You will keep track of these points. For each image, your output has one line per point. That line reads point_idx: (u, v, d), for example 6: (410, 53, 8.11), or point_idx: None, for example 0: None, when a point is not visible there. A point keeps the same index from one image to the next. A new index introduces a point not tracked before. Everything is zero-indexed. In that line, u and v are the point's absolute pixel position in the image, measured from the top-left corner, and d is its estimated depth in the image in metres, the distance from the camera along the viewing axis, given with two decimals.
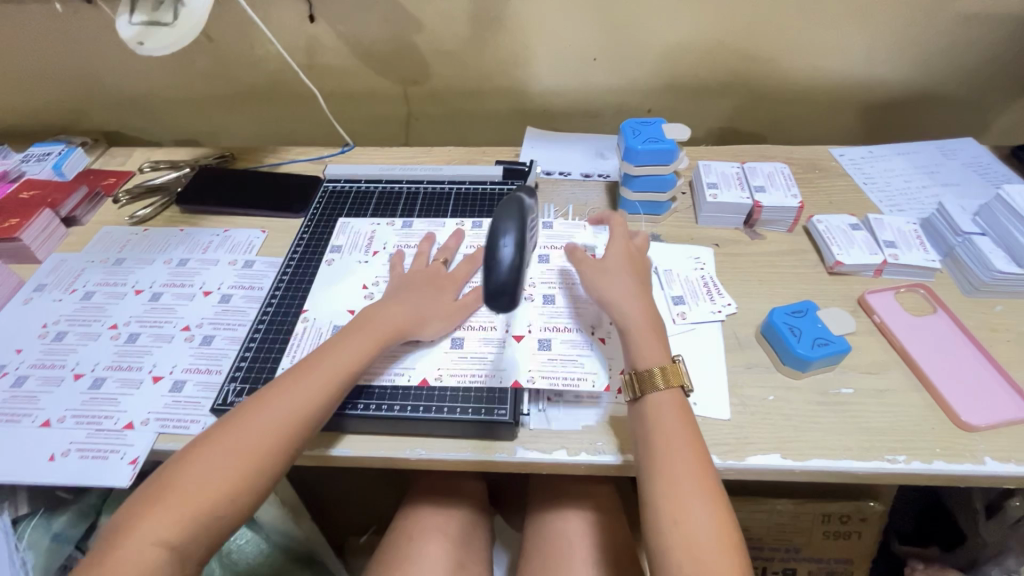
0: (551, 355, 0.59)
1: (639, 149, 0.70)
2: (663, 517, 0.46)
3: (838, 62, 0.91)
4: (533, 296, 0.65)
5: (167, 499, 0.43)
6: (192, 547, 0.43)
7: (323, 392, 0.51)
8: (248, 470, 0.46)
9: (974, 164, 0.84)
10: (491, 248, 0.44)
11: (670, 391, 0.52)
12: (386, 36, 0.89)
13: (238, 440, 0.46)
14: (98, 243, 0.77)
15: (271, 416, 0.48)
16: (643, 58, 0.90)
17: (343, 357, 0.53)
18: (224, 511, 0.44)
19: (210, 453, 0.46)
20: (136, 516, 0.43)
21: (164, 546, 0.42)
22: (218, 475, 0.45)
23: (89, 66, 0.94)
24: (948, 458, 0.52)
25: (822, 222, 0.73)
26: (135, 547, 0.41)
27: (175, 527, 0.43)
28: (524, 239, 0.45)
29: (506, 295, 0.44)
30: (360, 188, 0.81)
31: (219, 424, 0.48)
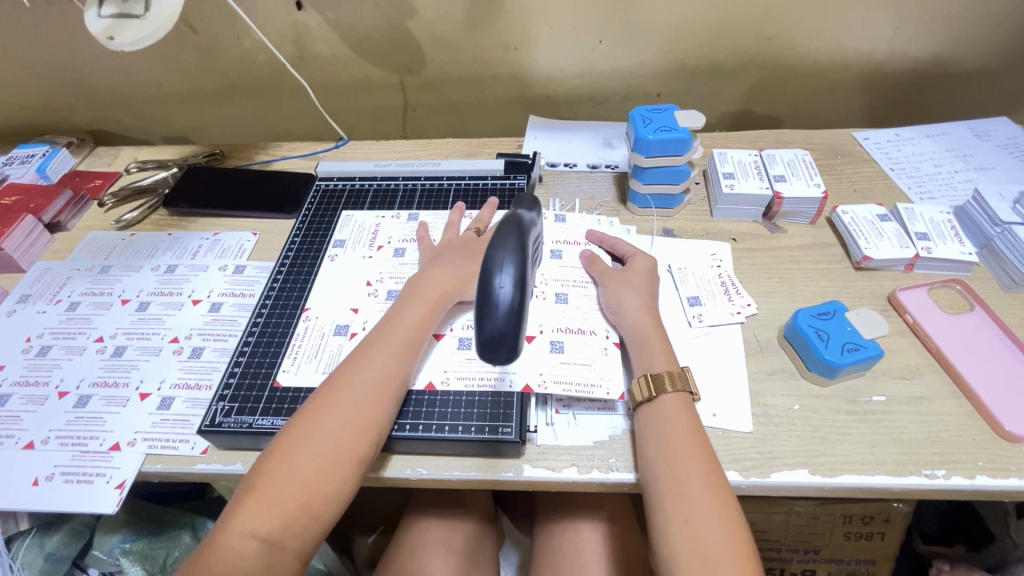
0: (564, 359, 0.55)
1: (649, 139, 0.65)
2: (673, 521, 0.43)
3: (863, 38, 0.85)
4: (545, 295, 0.61)
5: (260, 491, 0.43)
6: (290, 540, 0.42)
7: (391, 373, 0.50)
8: (334, 456, 0.45)
9: (1010, 145, 0.78)
10: (486, 291, 0.39)
11: (676, 395, 0.50)
12: (378, 23, 0.84)
13: (318, 428, 0.46)
14: (83, 250, 0.74)
15: (344, 402, 0.47)
16: (652, 39, 0.85)
17: (401, 337, 0.52)
18: (317, 500, 0.43)
19: (293, 444, 0.45)
20: (229, 513, 0.42)
21: (260, 540, 0.41)
22: (305, 464, 0.44)
23: (70, 62, 0.90)
24: (991, 473, 0.48)
25: (847, 213, 0.68)
26: (232, 543, 0.41)
27: (269, 521, 0.42)
28: (522, 278, 0.40)
29: (504, 346, 0.38)
30: (355, 186, 0.76)
31: (295, 416, 0.48)
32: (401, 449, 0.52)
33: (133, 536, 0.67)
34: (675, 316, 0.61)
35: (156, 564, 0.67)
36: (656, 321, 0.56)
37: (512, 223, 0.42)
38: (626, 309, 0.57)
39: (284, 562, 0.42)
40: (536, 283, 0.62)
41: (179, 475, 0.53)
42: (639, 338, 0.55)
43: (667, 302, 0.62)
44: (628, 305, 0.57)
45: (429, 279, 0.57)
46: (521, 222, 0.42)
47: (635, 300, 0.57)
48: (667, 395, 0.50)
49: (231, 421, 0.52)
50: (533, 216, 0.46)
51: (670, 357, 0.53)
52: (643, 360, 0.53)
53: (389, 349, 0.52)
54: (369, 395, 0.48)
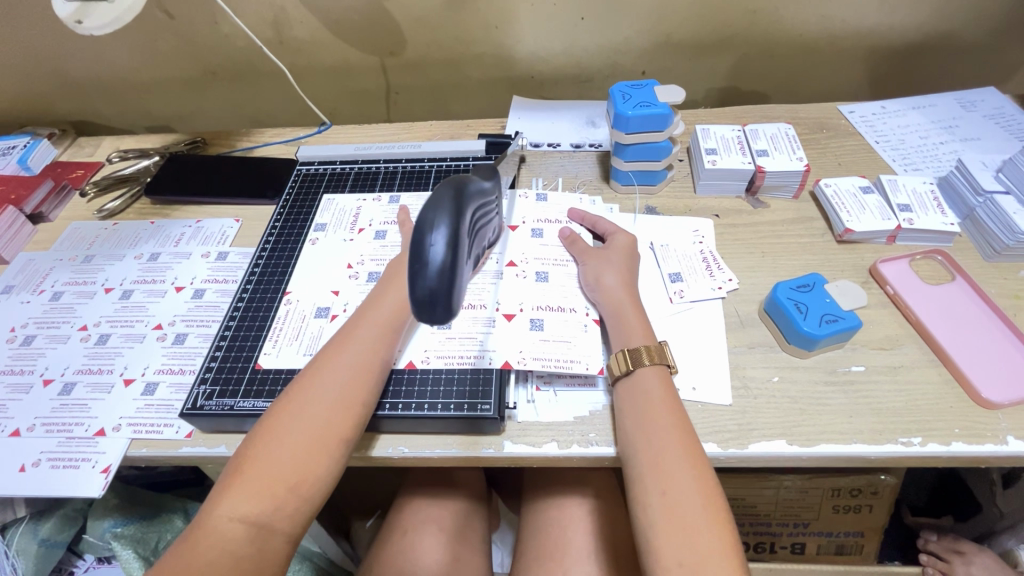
0: (543, 336, 0.55)
1: (629, 115, 0.64)
2: (651, 493, 0.43)
3: (849, 9, 0.84)
4: (526, 274, 0.61)
5: (246, 475, 0.43)
6: (279, 522, 0.42)
7: (374, 355, 0.50)
8: (319, 438, 0.45)
9: (996, 115, 0.78)
10: (417, 250, 0.37)
11: (654, 368, 0.50)
12: (356, 4, 0.83)
13: (302, 411, 0.46)
14: (66, 240, 0.74)
15: (328, 385, 0.47)
16: (635, 16, 0.84)
17: (383, 319, 0.52)
18: (305, 483, 0.44)
19: (277, 428, 0.45)
20: (216, 498, 0.43)
21: (249, 522, 0.41)
22: (290, 447, 0.44)
23: (48, 52, 0.89)
24: (967, 439, 0.49)
25: (830, 185, 0.68)
26: (220, 527, 0.41)
27: (257, 504, 0.42)
28: (457, 237, 0.38)
29: (437, 306, 0.37)
30: (335, 170, 0.76)
31: (278, 401, 0.48)
32: (387, 429, 0.53)
33: (124, 520, 0.67)
34: (656, 292, 0.61)
35: (148, 548, 0.66)
36: (635, 298, 0.56)
37: (453, 182, 0.41)
38: (605, 286, 0.57)
39: (274, 543, 0.42)
40: (517, 262, 0.62)
41: (165, 459, 0.53)
42: (616, 315, 0.55)
43: (649, 278, 0.63)
44: (607, 282, 0.57)
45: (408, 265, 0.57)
46: (463, 182, 0.40)
47: (613, 277, 0.58)
48: (648, 369, 0.50)
49: (213, 404, 0.53)
50: (485, 178, 0.44)
51: (647, 331, 0.53)
52: (620, 336, 0.53)
53: (371, 331, 0.51)
54: (352, 377, 0.48)
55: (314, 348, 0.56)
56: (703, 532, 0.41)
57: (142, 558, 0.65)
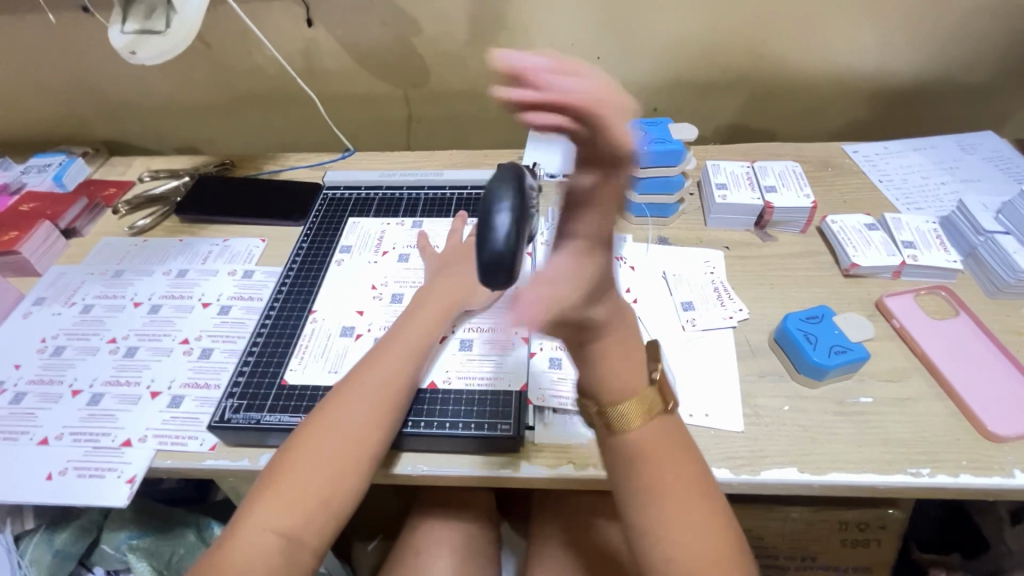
0: (561, 373, 0.58)
1: (643, 150, 0.68)
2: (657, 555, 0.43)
3: (851, 55, 0.89)
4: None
5: (278, 487, 0.44)
6: (308, 535, 0.44)
7: (402, 375, 0.52)
8: (350, 454, 0.47)
9: (995, 158, 0.81)
10: (484, 227, 0.38)
11: (648, 426, 0.47)
12: (385, 39, 0.88)
13: (334, 426, 0.48)
14: (98, 255, 0.76)
15: (359, 402, 0.49)
16: (647, 57, 0.88)
17: (412, 341, 0.55)
18: (335, 497, 0.45)
19: (311, 442, 0.47)
20: (250, 508, 0.44)
21: (282, 534, 0.43)
22: (322, 461, 0.46)
23: (89, 76, 0.94)
24: (975, 471, 0.50)
25: (836, 222, 0.71)
26: (252, 538, 0.42)
27: (288, 517, 0.43)
28: (520, 217, 0.39)
29: (502, 273, 0.38)
30: (360, 195, 0.79)
31: (311, 416, 0.49)
32: (407, 447, 0.54)
33: (140, 532, 0.68)
34: (669, 319, 0.63)
35: (162, 561, 0.68)
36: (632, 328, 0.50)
37: (513, 164, 0.43)
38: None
39: (303, 557, 0.43)
40: None
41: (188, 471, 0.54)
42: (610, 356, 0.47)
43: (662, 306, 0.65)
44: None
45: (434, 290, 0.61)
46: (520, 169, 0.42)
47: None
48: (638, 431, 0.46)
49: (240, 418, 0.54)
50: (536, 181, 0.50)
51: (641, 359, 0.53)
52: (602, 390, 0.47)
53: (400, 353, 0.54)
54: (382, 395, 0.50)
55: (339, 364, 0.58)
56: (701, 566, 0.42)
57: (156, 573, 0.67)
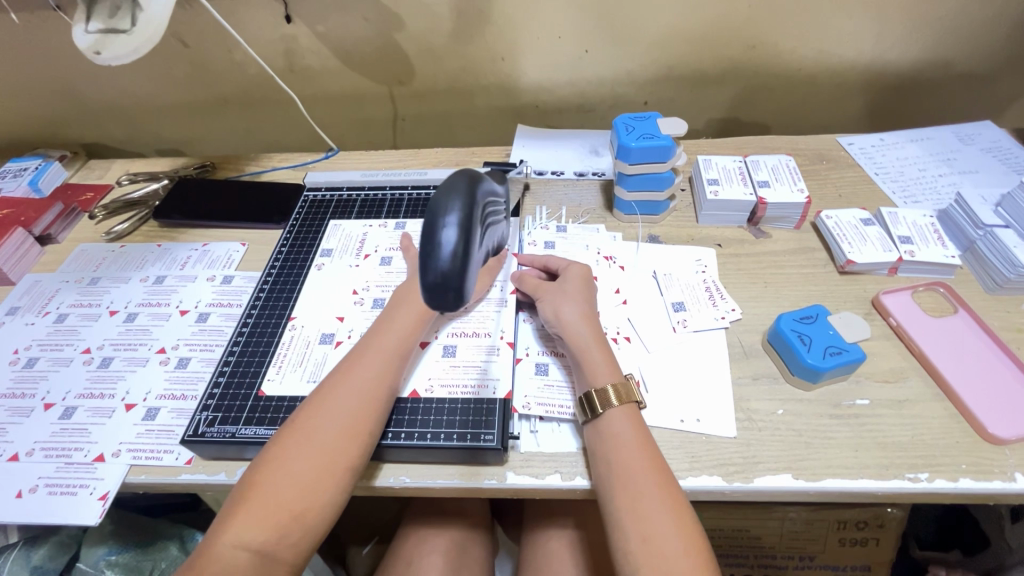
0: (548, 380, 0.56)
1: (631, 146, 0.65)
2: (629, 536, 0.43)
3: (846, 44, 0.86)
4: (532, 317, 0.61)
5: (250, 503, 0.43)
6: (283, 551, 0.42)
7: (381, 381, 0.50)
8: (326, 466, 0.45)
9: (993, 149, 0.79)
10: (429, 237, 0.38)
11: (623, 408, 0.49)
12: (366, 35, 0.85)
13: (309, 437, 0.46)
14: (73, 262, 0.74)
15: (336, 411, 0.47)
16: (637, 49, 0.86)
17: (391, 345, 0.53)
18: (311, 512, 0.43)
19: (286, 453, 0.45)
20: (221, 525, 0.42)
21: (254, 552, 0.41)
22: (297, 474, 0.44)
23: (64, 77, 0.91)
24: (975, 475, 0.48)
25: (831, 217, 0.69)
26: (223, 556, 0.40)
27: (261, 532, 0.41)
28: (466, 229, 0.39)
29: (448, 293, 0.39)
30: (342, 196, 0.77)
31: (285, 427, 0.47)
32: (391, 458, 0.52)
33: (119, 547, 0.66)
34: (660, 321, 0.61)
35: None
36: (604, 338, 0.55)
37: (466, 172, 0.41)
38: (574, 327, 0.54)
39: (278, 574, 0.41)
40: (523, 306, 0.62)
41: (163, 486, 0.52)
42: (586, 347, 0.53)
43: (652, 308, 0.63)
44: (569, 318, 0.55)
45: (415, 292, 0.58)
46: (474, 176, 0.40)
47: (574, 313, 0.56)
48: (615, 409, 0.49)
49: (215, 431, 0.52)
50: (495, 184, 0.45)
51: (613, 366, 0.52)
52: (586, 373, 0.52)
53: (378, 358, 0.52)
54: (360, 403, 0.48)
55: (318, 374, 0.56)
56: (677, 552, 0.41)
57: None
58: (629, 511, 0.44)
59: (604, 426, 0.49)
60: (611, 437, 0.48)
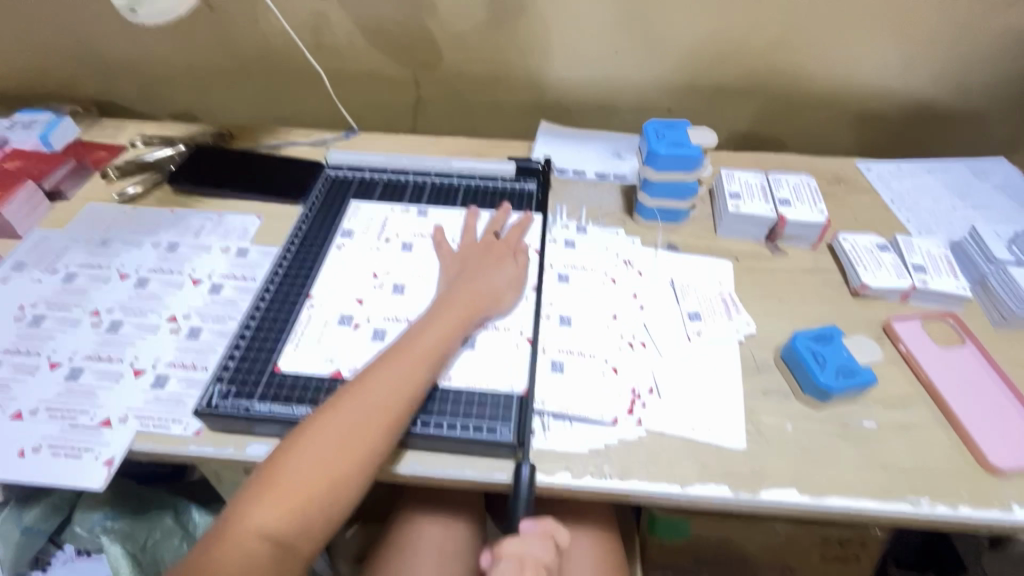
0: (564, 379, 0.56)
1: (661, 153, 0.66)
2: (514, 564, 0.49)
3: (871, 70, 0.87)
4: (549, 316, 0.61)
5: (273, 489, 0.43)
6: (301, 541, 0.42)
7: (419, 380, 0.50)
8: (358, 460, 0.45)
9: (1007, 186, 0.80)
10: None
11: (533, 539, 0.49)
12: (398, 17, 0.84)
13: (336, 433, 0.46)
14: (83, 222, 0.73)
15: (368, 408, 0.47)
16: (667, 56, 0.86)
17: (429, 348, 0.52)
18: (336, 504, 0.44)
19: (316, 443, 0.45)
20: (244, 506, 0.42)
21: (276, 540, 0.41)
22: (323, 467, 0.44)
23: (83, 31, 0.89)
24: (974, 504, 0.50)
25: (848, 240, 0.70)
26: (244, 540, 0.41)
27: (281, 520, 0.42)
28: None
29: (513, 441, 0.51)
30: (364, 178, 0.76)
31: (318, 413, 0.47)
32: (410, 445, 0.52)
33: (114, 514, 0.66)
34: (675, 329, 0.62)
35: (137, 545, 0.66)
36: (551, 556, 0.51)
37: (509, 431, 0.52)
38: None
39: (293, 563, 0.42)
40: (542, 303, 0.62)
41: (169, 456, 0.52)
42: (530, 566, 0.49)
43: (670, 315, 0.63)
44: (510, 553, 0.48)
45: (452, 293, 0.58)
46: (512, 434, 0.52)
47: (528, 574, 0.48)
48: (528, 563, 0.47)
49: (228, 404, 0.52)
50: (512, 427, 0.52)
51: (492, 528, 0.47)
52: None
53: (416, 359, 0.51)
54: (391, 403, 0.48)
55: (336, 355, 0.56)
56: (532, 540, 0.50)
57: (131, 557, 0.65)
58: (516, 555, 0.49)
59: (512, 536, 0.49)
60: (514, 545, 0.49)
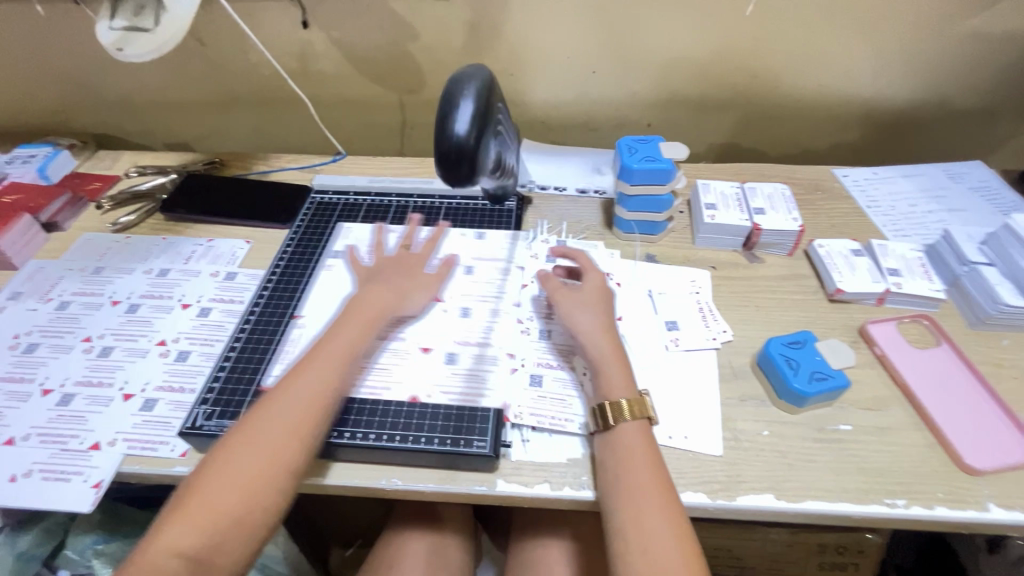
0: (541, 391, 0.57)
1: (634, 168, 0.68)
2: (634, 547, 0.45)
3: (844, 79, 0.89)
4: (527, 323, 0.63)
5: (189, 504, 0.44)
6: (215, 556, 0.43)
7: (324, 386, 0.51)
8: (267, 468, 0.46)
9: (981, 188, 0.82)
10: (447, 123, 0.51)
11: (635, 423, 0.51)
12: (381, 44, 0.87)
13: (247, 444, 0.47)
14: (78, 251, 0.75)
15: (278, 417, 0.48)
16: (643, 73, 0.89)
17: (338, 352, 0.54)
18: (251, 513, 0.45)
19: (229, 458, 0.46)
20: (164, 525, 0.44)
21: (188, 556, 0.42)
22: (238, 480, 0.45)
23: (80, 69, 0.93)
24: (950, 504, 0.50)
25: (823, 246, 0.71)
26: (158, 557, 0.42)
27: (194, 536, 0.43)
28: (479, 117, 0.52)
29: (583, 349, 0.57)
30: (349, 201, 0.79)
31: (232, 432, 0.48)
32: (390, 462, 0.53)
33: (107, 537, 0.67)
34: (652, 339, 0.63)
35: None
36: (675, 520, 0.46)
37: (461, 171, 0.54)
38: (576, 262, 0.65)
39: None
40: (517, 310, 0.64)
41: (157, 477, 0.53)
42: (628, 495, 0.47)
43: (647, 325, 0.64)
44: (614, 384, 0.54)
45: (362, 297, 0.60)
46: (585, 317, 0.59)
47: (662, 532, 0.45)
48: (635, 443, 0.50)
49: (213, 425, 0.54)
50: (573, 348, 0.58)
51: (629, 383, 0.54)
52: (616, 443, 0.50)
53: (322, 364, 0.53)
54: (300, 410, 0.49)
55: None
56: (657, 517, 0.46)
57: None
58: (630, 509, 0.47)
59: (616, 439, 0.51)
60: (619, 454, 0.50)
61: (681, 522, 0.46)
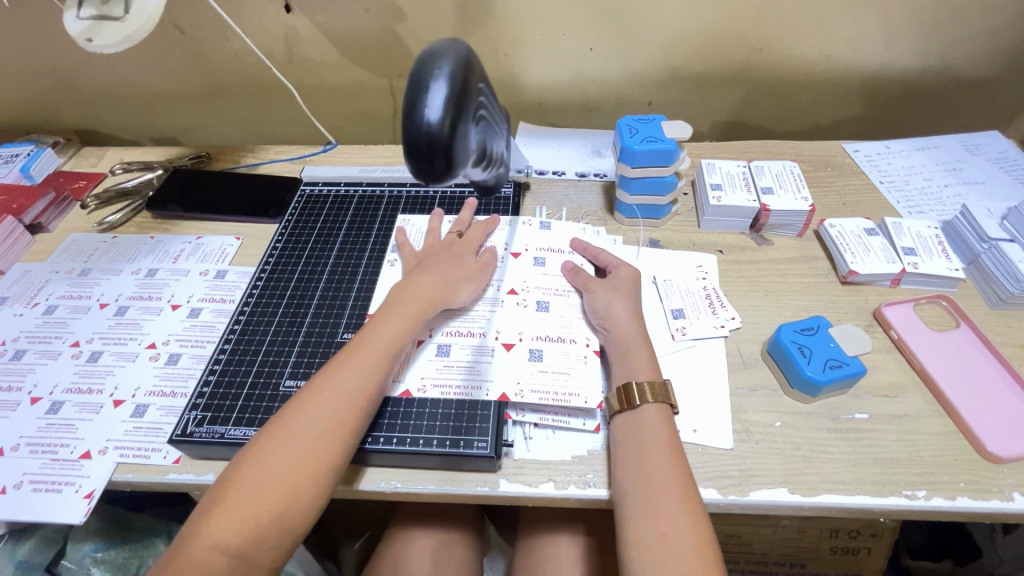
0: (542, 367, 0.55)
1: (635, 149, 0.64)
2: (649, 533, 0.43)
3: (854, 50, 0.85)
4: (527, 303, 0.60)
5: (227, 498, 0.42)
6: (259, 553, 0.42)
7: (370, 379, 0.50)
8: (314, 464, 0.44)
9: (1000, 160, 0.78)
10: (414, 108, 0.41)
11: (656, 405, 0.50)
12: (368, 28, 0.83)
13: (290, 439, 0.45)
14: (64, 252, 0.73)
15: (323, 410, 0.47)
16: (642, 49, 0.85)
17: (379, 345, 0.52)
18: (289, 513, 0.43)
19: (264, 452, 0.44)
20: (201, 519, 0.42)
21: (231, 554, 0.41)
22: (276, 477, 0.43)
23: (59, 63, 0.89)
24: (972, 494, 0.48)
25: (835, 226, 0.68)
26: (200, 553, 0.40)
27: (235, 533, 0.41)
28: (455, 101, 0.41)
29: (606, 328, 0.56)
30: (339, 192, 0.76)
31: (273, 423, 0.47)
32: (388, 463, 0.51)
33: (104, 544, 0.67)
34: (657, 328, 0.61)
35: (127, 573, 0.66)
36: (693, 507, 0.44)
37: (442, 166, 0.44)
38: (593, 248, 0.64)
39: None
40: (518, 289, 0.62)
41: (150, 485, 0.52)
42: (646, 484, 0.45)
43: (652, 313, 0.62)
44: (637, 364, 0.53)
45: (407, 286, 0.58)
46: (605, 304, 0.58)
47: (681, 517, 0.43)
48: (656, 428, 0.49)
49: (203, 431, 0.52)
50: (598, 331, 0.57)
51: (653, 366, 0.53)
52: (638, 426, 0.49)
53: (366, 359, 0.51)
54: (344, 404, 0.48)
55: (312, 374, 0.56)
56: (672, 502, 0.44)
57: None
58: (646, 495, 0.45)
59: (637, 420, 0.49)
60: (638, 437, 0.48)
61: (697, 508, 0.44)
